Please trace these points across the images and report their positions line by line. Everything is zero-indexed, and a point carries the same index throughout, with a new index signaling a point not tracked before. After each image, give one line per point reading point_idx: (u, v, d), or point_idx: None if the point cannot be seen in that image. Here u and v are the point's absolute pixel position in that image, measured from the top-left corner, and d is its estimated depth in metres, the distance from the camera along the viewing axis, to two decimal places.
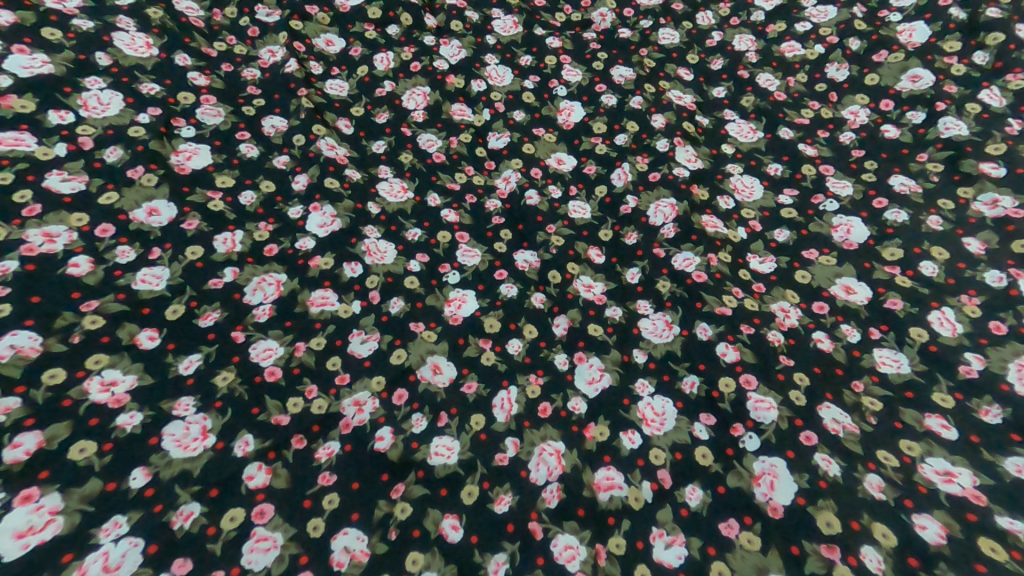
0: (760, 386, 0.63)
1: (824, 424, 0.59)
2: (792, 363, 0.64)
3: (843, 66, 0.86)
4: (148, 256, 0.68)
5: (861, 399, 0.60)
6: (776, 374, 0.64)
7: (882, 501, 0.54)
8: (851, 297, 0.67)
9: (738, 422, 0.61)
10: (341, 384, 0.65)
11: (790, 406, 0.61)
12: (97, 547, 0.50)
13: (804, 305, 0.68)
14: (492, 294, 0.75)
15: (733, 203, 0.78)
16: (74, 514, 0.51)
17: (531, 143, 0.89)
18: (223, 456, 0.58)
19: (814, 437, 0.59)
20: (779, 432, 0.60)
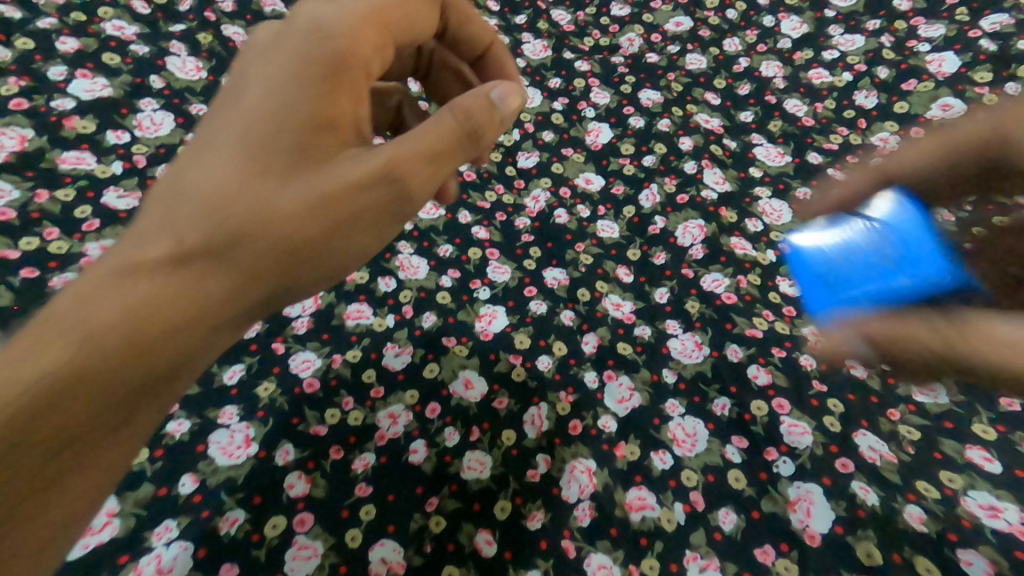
0: (793, 410, 0.63)
1: (861, 452, 0.59)
2: (825, 388, 0.64)
3: (871, 93, 0.87)
4: None
5: (898, 428, 0.60)
6: (809, 398, 0.64)
7: (925, 534, 0.54)
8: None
9: (771, 446, 0.61)
10: (376, 397, 0.67)
11: (825, 432, 0.61)
12: (150, 550, 0.53)
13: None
14: (522, 310, 0.76)
15: (762, 225, 0.79)
16: (130, 518, 0.55)
17: (560, 163, 0.91)
18: (266, 464, 0.60)
19: (850, 465, 0.59)
20: (814, 458, 0.60)
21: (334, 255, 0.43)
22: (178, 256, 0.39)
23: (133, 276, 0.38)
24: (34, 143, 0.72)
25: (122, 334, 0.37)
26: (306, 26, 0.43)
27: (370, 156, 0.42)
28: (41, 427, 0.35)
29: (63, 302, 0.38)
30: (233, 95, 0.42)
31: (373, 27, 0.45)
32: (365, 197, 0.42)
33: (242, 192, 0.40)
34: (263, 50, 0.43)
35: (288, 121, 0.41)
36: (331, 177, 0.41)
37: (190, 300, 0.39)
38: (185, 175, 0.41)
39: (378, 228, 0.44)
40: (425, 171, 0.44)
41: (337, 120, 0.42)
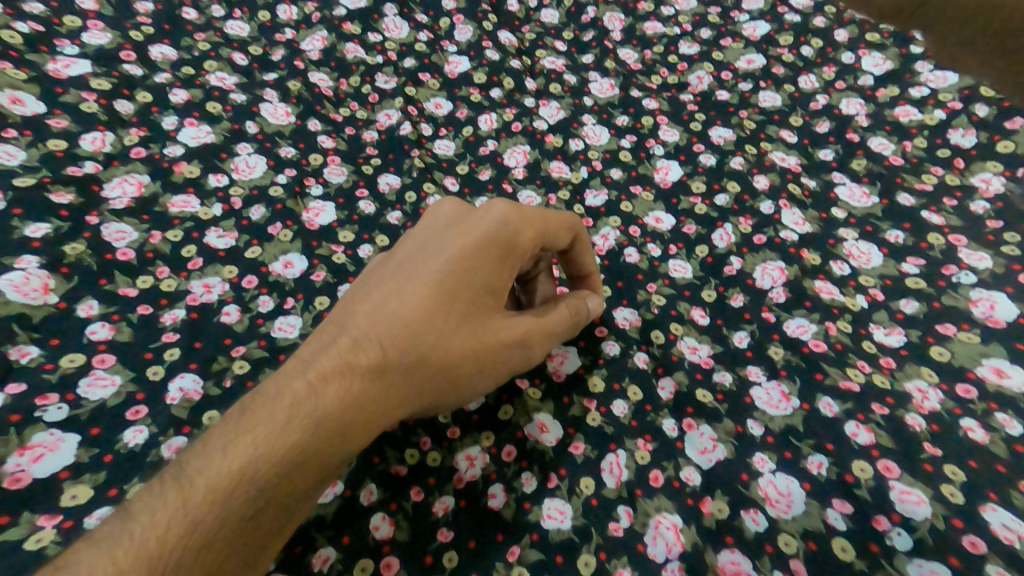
0: (903, 475, 0.60)
1: (994, 529, 0.56)
2: (939, 453, 0.61)
3: (968, 132, 0.84)
4: (284, 306, 0.74)
5: None
6: (920, 463, 0.61)
7: None
8: (1005, 382, 0.64)
9: (882, 514, 0.58)
10: (453, 437, 0.68)
11: (944, 503, 0.58)
12: None
13: (945, 385, 0.65)
14: (594, 351, 0.75)
15: (849, 269, 0.76)
16: None
17: (629, 201, 0.91)
18: (352, 503, 0.62)
19: (982, 544, 0.55)
20: (935, 532, 0.57)
21: (476, 384, 0.60)
22: (388, 367, 0.53)
23: (360, 377, 0.51)
24: (150, 188, 0.79)
25: (351, 421, 0.49)
26: (500, 216, 0.60)
27: (514, 324, 0.62)
28: (289, 486, 0.46)
29: (302, 387, 0.49)
30: (432, 253, 0.59)
31: (538, 229, 0.63)
32: (505, 350, 0.61)
33: (437, 328, 0.56)
34: (460, 225, 0.61)
35: (474, 286, 0.59)
36: (491, 336, 0.59)
37: (388, 401, 0.53)
38: (391, 305, 0.56)
39: (505, 371, 0.62)
40: (544, 338, 0.64)
41: (497, 291, 0.60)
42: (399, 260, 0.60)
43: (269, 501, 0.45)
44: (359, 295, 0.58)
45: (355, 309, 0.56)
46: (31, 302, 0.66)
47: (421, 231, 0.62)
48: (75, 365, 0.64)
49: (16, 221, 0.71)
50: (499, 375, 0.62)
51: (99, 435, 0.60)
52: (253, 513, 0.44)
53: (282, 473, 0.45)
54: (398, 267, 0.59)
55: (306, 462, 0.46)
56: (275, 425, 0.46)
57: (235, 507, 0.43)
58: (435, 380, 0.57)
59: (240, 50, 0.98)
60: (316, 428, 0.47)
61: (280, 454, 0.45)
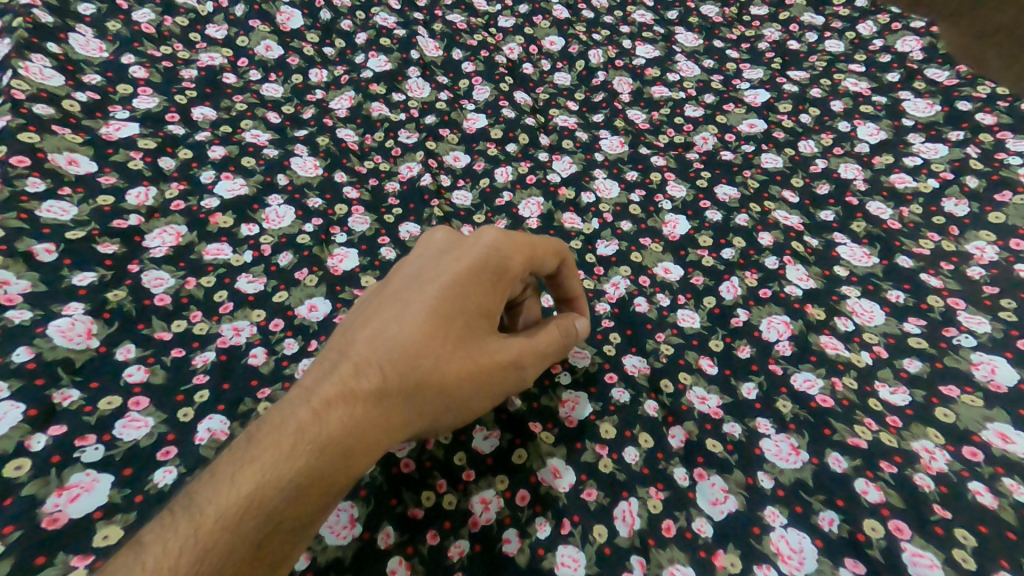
0: (915, 537, 0.62)
1: None
2: (949, 515, 0.62)
3: (961, 201, 0.89)
4: (307, 348, 0.77)
5: None
6: (930, 524, 0.62)
7: None
8: (1009, 447, 0.66)
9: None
10: (468, 480, 0.69)
11: (954, 567, 0.59)
12: None
13: (951, 447, 0.67)
14: (605, 398, 0.78)
15: (853, 325, 0.79)
16: None
17: (639, 252, 0.95)
18: (370, 546, 0.63)
19: None
20: None
21: (472, 405, 0.61)
22: (388, 393, 0.54)
23: (361, 404, 0.52)
24: (187, 238, 0.84)
25: (353, 446, 0.50)
26: (492, 241, 0.61)
27: (508, 346, 0.63)
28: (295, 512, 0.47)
29: (306, 416, 0.50)
30: (428, 280, 0.60)
31: (528, 253, 0.64)
32: (500, 371, 0.62)
33: (434, 353, 0.57)
34: (453, 252, 0.62)
35: (470, 311, 0.60)
36: (487, 359, 0.61)
37: (391, 425, 0.54)
38: (390, 331, 0.57)
39: (500, 391, 0.64)
40: (536, 358, 0.66)
41: (490, 315, 0.61)
42: (396, 286, 0.60)
43: (274, 528, 0.46)
44: (358, 322, 0.58)
45: (355, 335, 0.57)
46: (75, 346, 0.70)
47: (416, 258, 0.63)
48: (112, 408, 0.67)
49: (65, 271, 0.76)
50: (494, 395, 0.63)
51: (131, 475, 0.62)
52: (259, 538, 0.46)
53: (286, 499, 0.47)
54: (395, 294, 0.60)
55: (310, 488, 0.47)
56: (279, 454, 0.48)
57: (241, 535, 0.45)
58: (434, 402, 0.58)
59: (274, 109, 1.06)
60: (318, 454, 0.48)
61: (284, 482, 0.47)
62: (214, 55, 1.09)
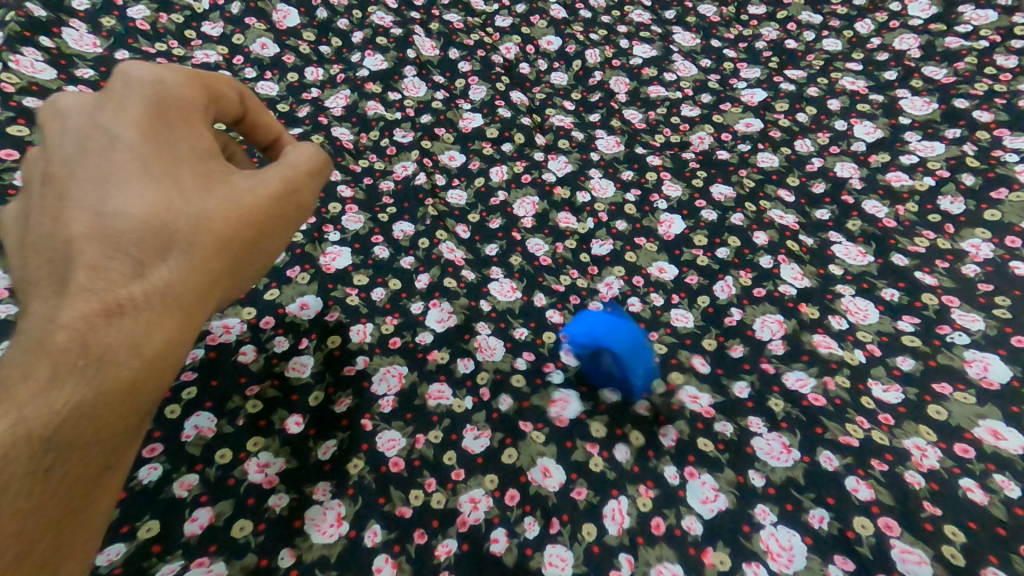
0: (905, 534, 0.61)
1: None
2: (939, 512, 0.62)
3: (957, 199, 0.88)
4: (298, 346, 0.78)
5: None
6: (921, 522, 0.62)
7: None
8: (1002, 444, 0.66)
9: (882, 572, 0.59)
10: (457, 479, 0.69)
11: (944, 563, 0.59)
12: None
13: (943, 445, 0.67)
14: (597, 396, 0.78)
15: (847, 323, 0.79)
16: None
17: (633, 252, 0.95)
18: (356, 544, 0.62)
19: None
20: None
21: (259, 253, 0.59)
22: (146, 261, 0.51)
23: (117, 285, 0.48)
24: None
25: (135, 319, 0.48)
26: (148, 83, 0.58)
27: (267, 180, 0.60)
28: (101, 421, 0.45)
29: (92, 311, 0.47)
30: (97, 146, 0.54)
31: (199, 101, 0.61)
32: (273, 212, 0.60)
33: (175, 206, 0.53)
34: (109, 109, 0.57)
35: (180, 160, 0.57)
36: (253, 198, 0.58)
37: (176, 287, 0.51)
38: (102, 206, 0.51)
39: (287, 232, 0.62)
40: (306, 176, 0.63)
41: (201, 164, 0.58)
42: (62, 161, 0.54)
43: (67, 445, 0.43)
44: (104, 214, 0.51)
45: (68, 228, 0.50)
46: None
47: (50, 132, 0.56)
48: None
49: None
50: (281, 238, 0.62)
51: None
52: (82, 438, 0.44)
53: (73, 411, 0.43)
54: (77, 173, 0.53)
55: (101, 398, 0.45)
56: (79, 363, 0.45)
57: (46, 452, 0.42)
58: (221, 260, 0.55)
59: (269, 108, 1.06)
60: (132, 332, 0.47)
61: (67, 392, 0.43)
62: (209, 52, 1.09)
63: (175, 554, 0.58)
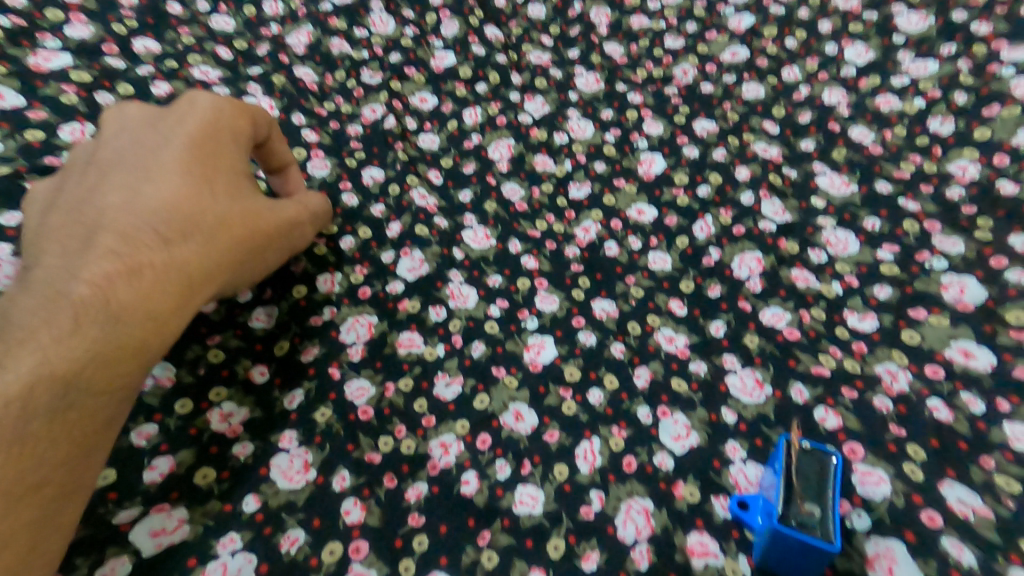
0: (867, 457, 0.61)
1: (949, 505, 0.57)
2: (904, 433, 0.62)
3: (948, 118, 0.83)
4: (262, 296, 0.75)
5: (993, 478, 0.57)
6: (885, 444, 0.61)
7: None
8: (971, 363, 0.64)
9: (844, 498, 0.58)
10: (428, 425, 0.68)
11: (905, 480, 0.59)
12: (216, 558, 0.56)
13: (915, 368, 0.65)
14: (571, 341, 0.76)
15: (826, 256, 0.76)
16: (197, 526, 0.58)
17: (612, 194, 0.91)
18: (324, 490, 0.61)
19: (939, 519, 0.56)
20: (894, 511, 0.57)
21: (260, 261, 0.68)
22: (169, 241, 0.58)
23: (142, 263, 0.55)
24: None
25: (150, 288, 0.54)
26: (207, 105, 0.68)
27: (284, 208, 0.72)
28: (109, 373, 0.50)
29: (114, 281, 0.53)
30: (151, 148, 0.64)
31: (247, 122, 0.70)
32: (280, 232, 0.70)
33: (204, 203, 0.62)
34: (168, 120, 0.66)
35: (220, 170, 0.65)
36: (271, 216, 0.69)
37: (186, 272, 0.58)
38: (140, 192, 0.60)
39: (286, 250, 0.72)
40: (312, 216, 0.76)
41: (230, 177, 0.66)
42: (116, 156, 0.63)
43: (91, 391, 0.49)
44: (142, 201, 0.59)
45: (113, 207, 0.58)
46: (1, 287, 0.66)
47: (111, 130, 0.66)
48: None
49: None
50: (280, 254, 0.72)
51: None
52: (94, 391, 0.49)
53: (92, 363, 0.49)
54: (125, 167, 0.61)
55: (112, 351, 0.50)
56: (96, 322, 0.51)
57: (64, 395, 0.48)
58: (224, 261, 0.62)
59: (225, 44, 0.99)
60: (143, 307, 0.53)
61: (86, 344, 0.49)
62: None
63: (134, 501, 0.58)
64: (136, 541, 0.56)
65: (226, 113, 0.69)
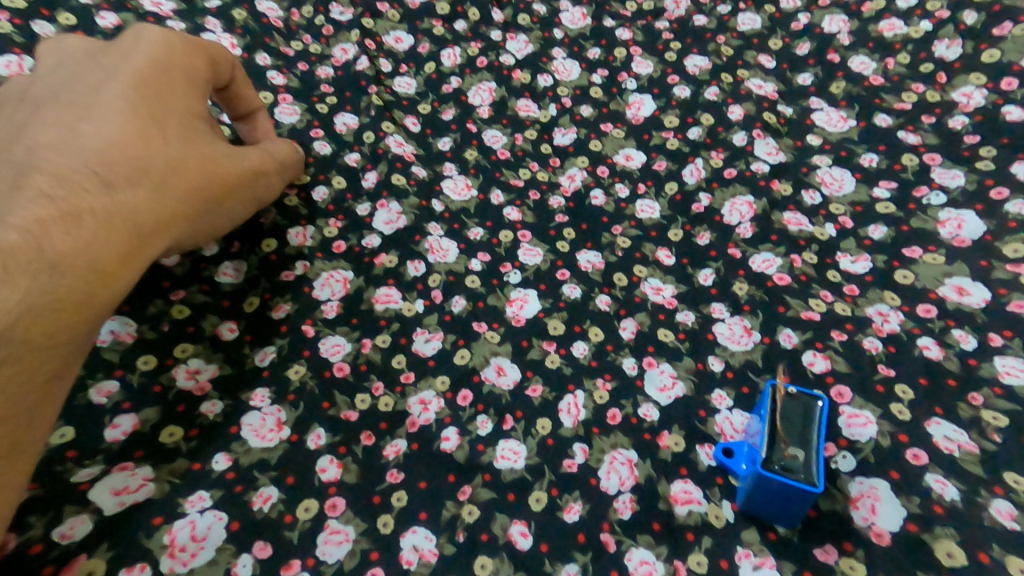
0: (855, 399, 0.59)
1: (934, 442, 0.55)
2: (893, 373, 0.60)
3: (954, 42, 0.79)
4: (230, 250, 0.71)
5: (980, 413, 0.56)
6: (873, 385, 0.60)
7: (1016, 531, 0.50)
8: (965, 299, 0.62)
9: (830, 440, 0.57)
10: (406, 382, 0.66)
11: (891, 421, 0.57)
12: (185, 515, 0.53)
13: (906, 308, 0.63)
14: (556, 294, 0.73)
15: (820, 197, 0.73)
16: (163, 484, 0.55)
17: (599, 139, 0.86)
18: (298, 448, 0.59)
19: (924, 456, 0.55)
20: (879, 451, 0.56)
21: (220, 211, 0.63)
22: (112, 185, 0.53)
23: (81, 207, 0.50)
24: None
25: (91, 234, 0.50)
26: (155, 40, 0.62)
27: (247, 156, 0.67)
28: (48, 323, 0.46)
29: (49, 225, 0.48)
30: (90, 83, 0.58)
31: (203, 61, 0.64)
32: (241, 181, 0.65)
33: (152, 145, 0.56)
34: (111, 55, 0.60)
35: (171, 110, 0.60)
36: (231, 163, 0.64)
37: (132, 219, 0.53)
38: (78, 130, 0.54)
39: (249, 201, 0.67)
40: (277, 165, 0.72)
41: (182, 118, 0.60)
42: (51, 91, 0.57)
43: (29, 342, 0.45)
44: (80, 140, 0.54)
45: (47, 146, 0.52)
46: None
47: (47, 64, 0.59)
48: None
49: None
50: (243, 205, 0.67)
51: None
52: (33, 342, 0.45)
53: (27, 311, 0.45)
54: (61, 103, 0.56)
55: (48, 301, 0.46)
56: (29, 267, 0.46)
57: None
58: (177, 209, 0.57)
59: None
60: (83, 254, 0.49)
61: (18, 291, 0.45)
62: None
63: (95, 459, 0.55)
64: (96, 499, 0.53)
65: (178, 49, 0.63)
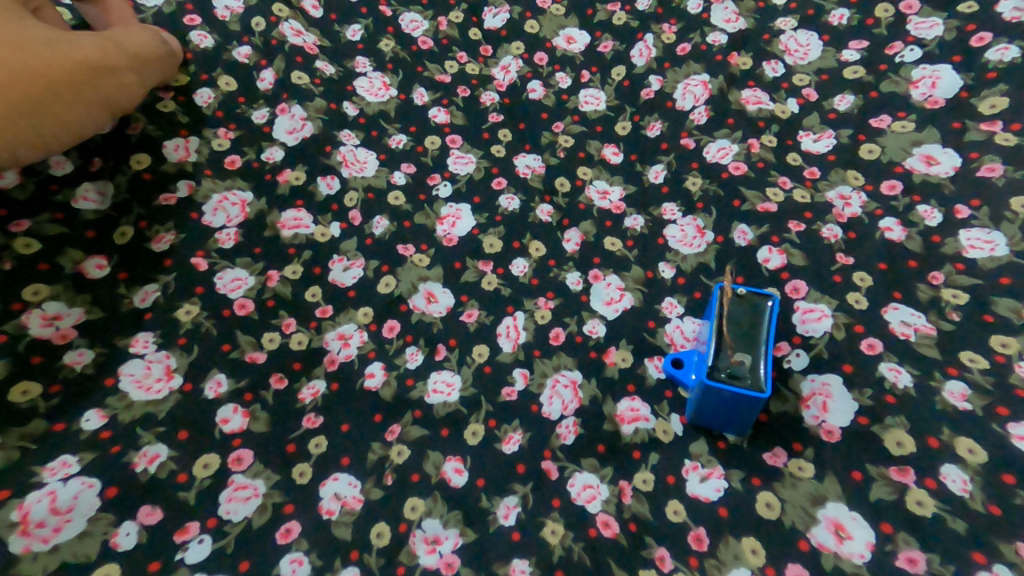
0: (810, 294, 0.55)
1: (891, 328, 0.51)
2: (852, 262, 0.55)
3: None
4: (88, 168, 0.57)
5: (940, 293, 0.51)
6: (831, 276, 0.55)
7: (967, 411, 0.46)
8: (933, 169, 0.56)
9: (783, 340, 0.53)
10: (323, 317, 0.57)
11: (848, 312, 0.53)
12: (41, 486, 0.45)
13: (869, 188, 0.57)
14: (492, 207, 0.64)
15: (784, 68, 0.65)
16: (13, 451, 0.46)
17: (535, 19, 0.73)
18: (192, 398, 0.51)
19: (879, 346, 0.51)
20: (833, 345, 0.52)
21: (46, 115, 0.48)
22: None
23: None
24: None
25: None
26: None
27: (81, 42, 0.51)
28: None
29: None
30: None
31: None
32: (73, 73, 0.49)
33: None
34: None
35: None
36: (49, 49, 0.48)
37: None
38: None
39: (98, 104, 0.52)
40: (130, 58, 0.55)
41: None
42: None
43: None
44: None
45: None
46: None
47: None
48: None
49: None
50: (89, 110, 0.51)
51: None
52: None
53: None
54: None
55: None
56: None
57: None
58: None
59: None
60: None
61: None
62: None
63: None
64: None
65: None
